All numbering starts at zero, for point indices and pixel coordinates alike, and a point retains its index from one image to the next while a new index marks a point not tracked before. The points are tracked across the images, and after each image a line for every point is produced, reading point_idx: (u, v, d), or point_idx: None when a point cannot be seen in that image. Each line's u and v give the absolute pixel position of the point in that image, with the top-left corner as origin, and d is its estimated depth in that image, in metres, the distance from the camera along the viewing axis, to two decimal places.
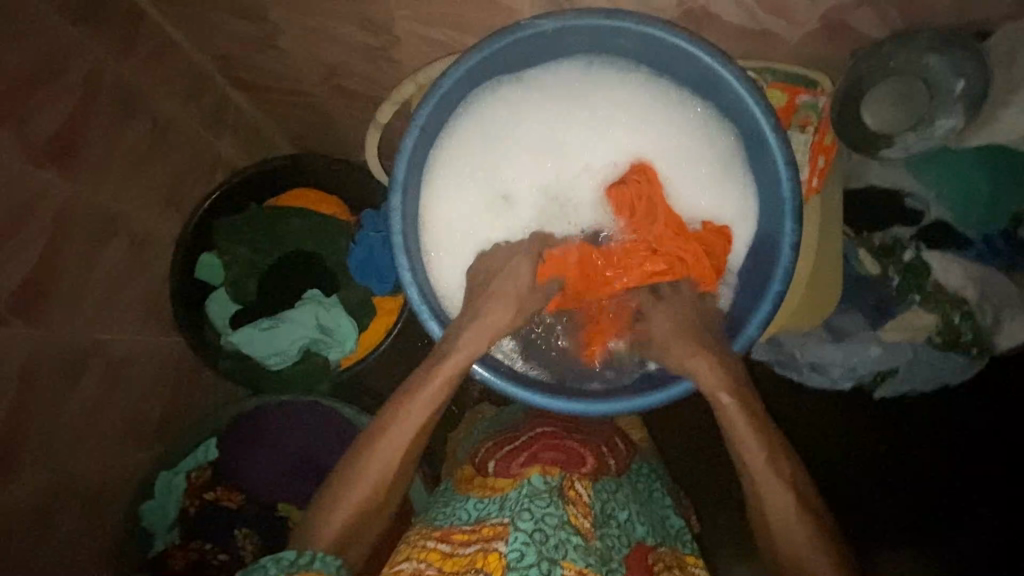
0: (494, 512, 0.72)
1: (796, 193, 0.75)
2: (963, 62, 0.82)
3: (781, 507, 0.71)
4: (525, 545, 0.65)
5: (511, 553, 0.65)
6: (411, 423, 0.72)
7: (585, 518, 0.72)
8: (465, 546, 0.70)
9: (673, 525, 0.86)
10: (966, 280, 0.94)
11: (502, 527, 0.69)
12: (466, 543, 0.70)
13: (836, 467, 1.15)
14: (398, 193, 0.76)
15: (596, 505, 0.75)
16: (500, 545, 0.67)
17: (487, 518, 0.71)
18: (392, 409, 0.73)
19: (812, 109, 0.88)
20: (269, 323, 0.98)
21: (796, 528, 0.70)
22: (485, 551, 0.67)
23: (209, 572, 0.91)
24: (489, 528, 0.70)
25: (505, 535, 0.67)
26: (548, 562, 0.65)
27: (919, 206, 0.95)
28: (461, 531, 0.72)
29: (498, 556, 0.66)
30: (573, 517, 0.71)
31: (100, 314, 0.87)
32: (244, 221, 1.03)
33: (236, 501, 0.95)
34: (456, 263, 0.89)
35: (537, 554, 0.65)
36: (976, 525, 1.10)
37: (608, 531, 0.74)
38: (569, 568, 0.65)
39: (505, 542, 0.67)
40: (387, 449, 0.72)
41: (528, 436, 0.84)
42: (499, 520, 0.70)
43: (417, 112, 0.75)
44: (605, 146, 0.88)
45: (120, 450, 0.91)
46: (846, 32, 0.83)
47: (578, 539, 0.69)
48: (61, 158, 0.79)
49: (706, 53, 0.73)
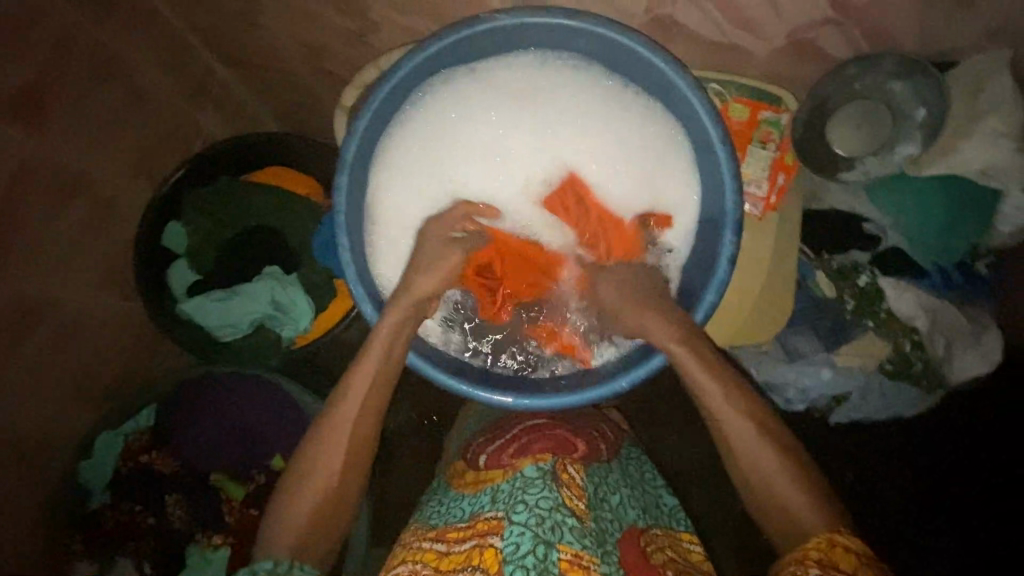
0: (486, 506, 0.70)
1: (739, 205, 0.76)
2: (926, 90, 0.82)
3: (764, 462, 0.68)
4: (522, 537, 0.64)
5: (506, 547, 0.64)
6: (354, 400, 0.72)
7: (579, 500, 0.70)
8: (460, 543, 0.68)
9: (667, 503, 0.84)
10: (918, 309, 0.93)
11: (496, 521, 0.67)
12: (460, 540, 0.68)
13: None
14: (345, 173, 0.78)
15: (589, 488, 0.73)
16: (495, 540, 0.65)
17: (480, 512, 0.70)
18: (339, 396, 0.73)
19: (775, 125, 0.89)
20: (224, 295, 1.00)
21: (784, 482, 0.67)
22: (481, 548, 0.65)
23: (134, 535, 0.92)
24: (483, 523, 0.68)
25: (499, 530, 0.66)
26: (544, 547, 0.63)
27: (877, 232, 0.94)
28: (454, 529, 0.71)
29: (495, 551, 0.64)
30: (568, 500, 0.68)
31: (57, 269, 0.88)
32: (212, 192, 1.02)
33: (169, 467, 0.96)
34: (391, 255, 0.89)
35: (532, 540, 0.63)
36: (935, 557, 1.07)
37: (602, 513, 0.71)
38: (565, 551, 0.63)
39: (500, 537, 0.65)
40: (332, 440, 0.71)
41: (516, 430, 0.81)
42: (492, 513, 0.68)
43: (372, 95, 0.77)
44: (561, 148, 0.89)
45: (64, 408, 0.92)
46: (816, 51, 0.83)
47: (574, 522, 0.66)
48: (27, 110, 0.80)
49: (661, 58, 0.75)
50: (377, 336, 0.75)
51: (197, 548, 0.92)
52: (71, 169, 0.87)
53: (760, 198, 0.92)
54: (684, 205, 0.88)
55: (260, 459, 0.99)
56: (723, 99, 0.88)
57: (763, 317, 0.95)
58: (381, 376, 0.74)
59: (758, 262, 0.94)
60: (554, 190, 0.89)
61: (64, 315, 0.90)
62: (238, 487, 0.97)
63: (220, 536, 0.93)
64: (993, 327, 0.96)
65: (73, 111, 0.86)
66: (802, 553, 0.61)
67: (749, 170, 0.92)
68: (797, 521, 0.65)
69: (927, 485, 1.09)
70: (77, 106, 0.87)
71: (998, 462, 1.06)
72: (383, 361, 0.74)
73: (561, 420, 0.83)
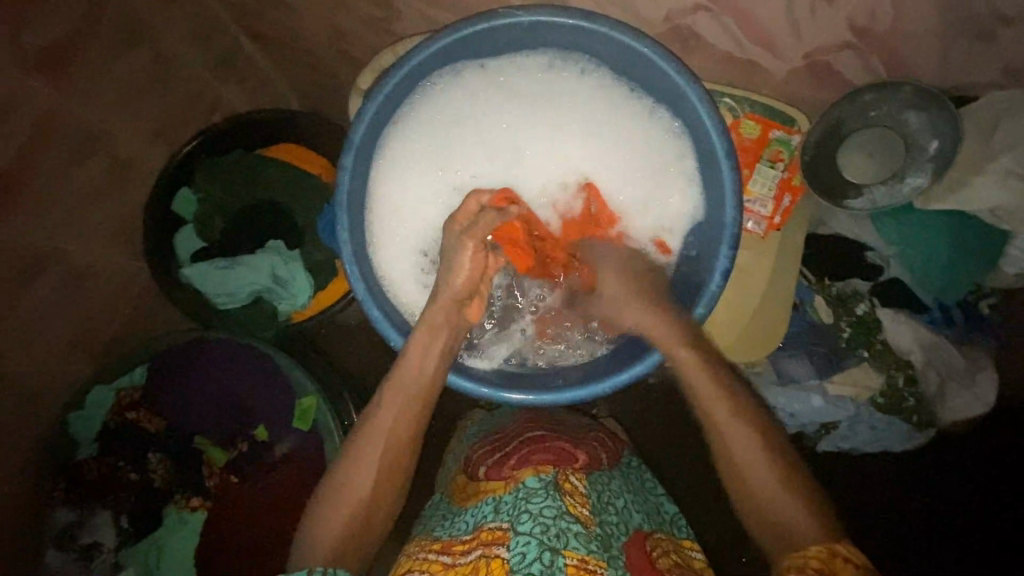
0: (489, 515, 0.70)
1: (738, 221, 0.77)
2: (941, 123, 0.81)
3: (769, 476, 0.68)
4: (527, 545, 0.63)
5: (513, 557, 0.63)
6: (386, 429, 0.72)
7: (583, 507, 0.70)
8: (465, 554, 0.68)
9: (668, 510, 0.84)
10: (914, 344, 0.93)
11: (501, 532, 0.67)
12: (466, 552, 0.68)
13: None
14: (350, 155, 0.80)
15: (592, 495, 0.73)
16: (502, 551, 0.65)
17: (484, 522, 0.70)
18: (371, 423, 0.73)
19: (785, 144, 0.88)
20: (225, 263, 1.02)
21: (776, 488, 0.68)
22: (487, 558, 0.65)
23: (116, 487, 0.95)
24: (487, 533, 0.68)
25: (505, 541, 0.65)
26: (549, 553, 0.62)
27: (879, 262, 0.94)
28: (460, 542, 0.70)
29: (501, 561, 0.64)
30: (571, 507, 0.69)
31: (67, 224, 0.90)
32: (223, 163, 1.04)
33: (156, 426, 0.99)
34: (392, 236, 0.91)
35: (538, 548, 0.63)
36: None
37: (606, 518, 0.71)
38: (571, 557, 0.62)
39: (506, 546, 0.65)
40: (371, 446, 0.71)
41: (516, 442, 0.81)
42: (496, 524, 0.68)
43: (384, 81, 0.78)
44: (567, 154, 0.91)
45: (59, 359, 0.94)
46: (833, 76, 0.83)
47: (579, 527, 0.66)
48: (54, 68, 0.82)
49: (674, 69, 0.75)
50: (411, 347, 0.76)
51: (174, 509, 0.97)
52: (88, 128, 0.89)
53: (765, 218, 0.91)
54: (679, 224, 0.89)
55: (245, 428, 1.00)
56: (735, 114, 0.88)
57: (763, 330, 0.92)
58: (420, 387, 0.75)
59: (750, 282, 0.92)
60: (567, 197, 0.92)
61: (68, 270, 0.92)
62: (217, 451, 0.99)
63: (198, 499, 0.97)
64: (990, 369, 0.96)
65: (97, 71, 0.88)
66: (802, 561, 0.62)
67: (755, 188, 0.91)
68: (791, 528, 0.66)
69: (909, 514, 1.09)
70: (100, 67, 0.88)
71: (978, 494, 1.07)
72: (421, 372, 0.75)
73: (556, 432, 0.83)
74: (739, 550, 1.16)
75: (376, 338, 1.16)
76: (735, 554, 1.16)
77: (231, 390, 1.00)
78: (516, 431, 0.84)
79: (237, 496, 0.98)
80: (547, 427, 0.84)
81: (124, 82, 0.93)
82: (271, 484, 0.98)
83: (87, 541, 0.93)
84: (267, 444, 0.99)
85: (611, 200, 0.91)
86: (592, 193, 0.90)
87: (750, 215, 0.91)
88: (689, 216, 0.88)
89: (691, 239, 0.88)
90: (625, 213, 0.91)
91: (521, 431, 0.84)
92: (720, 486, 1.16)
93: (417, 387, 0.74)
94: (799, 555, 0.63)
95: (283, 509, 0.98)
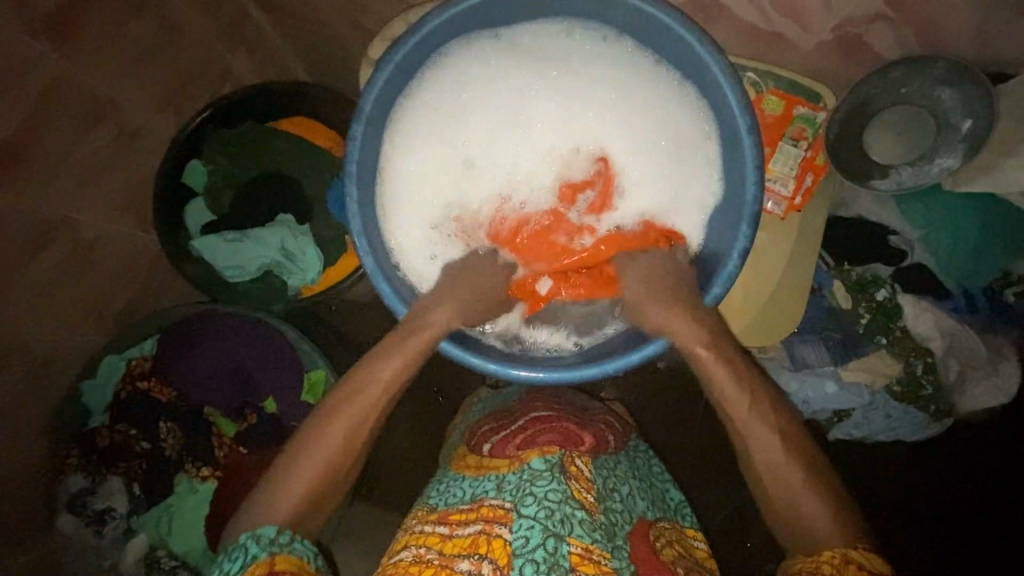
0: (491, 492, 0.70)
1: (757, 199, 0.75)
2: (974, 101, 0.78)
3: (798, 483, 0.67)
4: (531, 530, 0.64)
5: (516, 540, 0.64)
6: (376, 391, 0.72)
7: (588, 493, 0.70)
8: (463, 526, 0.67)
9: (672, 498, 0.83)
10: (935, 330, 0.90)
11: (504, 511, 0.67)
12: (464, 524, 0.68)
13: None
14: (361, 125, 0.77)
15: (597, 479, 0.72)
16: (503, 532, 0.65)
17: (484, 497, 0.69)
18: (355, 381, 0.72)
19: (809, 123, 0.84)
20: (234, 236, 1.00)
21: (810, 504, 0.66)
22: (487, 535, 0.65)
23: (127, 457, 0.96)
24: (488, 509, 0.68)
25: (509, 522, 0.66)
26: (553, 539, 0.63)
27: (903, 245, 0.91)
28: (457, 511, 0.70)
29: (503, 543, 0.65)
30: (577, 493, 0.68)
31: (78, 192, 0.89)
32: (234, 137, 1.02)
33: (167, 396, 0.99)
34: (396, 213, 0.89)
35: (542, 533, 0.64)
36: None
37: (611, 505, 0.71)
38: (575, 545, 0.63)
39: (509, 528, 0.65)
40: (354, 411, 0.71)
41: (520, 421, 0.79)
42: (499, 502, 0.68)
43: (396, 46, 0.75)
44: (580, 129, 0.88)
45: (70, 328, 0.95)
46: (861, 49, 0.80)
47: (583, 514, 0.66)
48: (63, 31, 0.80)
49: (696, 38, 0.72)
50: (418, 319, 0.76)
51: (185, 478, 0.97)
52: (101, 96, 0.88)
53: (785, 198, 0.87)
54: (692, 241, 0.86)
55: (252, 400, 1.01)
56: (758, 90, 0.84)
57: (767, 322, 0.91)
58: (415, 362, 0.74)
59: (769, 264, 0.89)
60: (574, 167, 0.88)
61: (80, 239, 0.92)
62: (227, 422, 1.01)
63: (208, 470, 0.98)
64: (1014, 360, 0.93)
65: (108, 36, 0.86)
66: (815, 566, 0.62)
67: (775, 167, 0.86)
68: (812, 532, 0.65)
69: (918, 506, 1.08)
70: (112, 33, 0.87)
71: (992, 486, 1.05)
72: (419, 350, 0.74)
73: (562, 413, 0.78)
74: (744, 537, 1.15)
75: (384, 318, 1.15)
76: (739, 542, 1.15)
77: (237, 363, 0.99)
78: (524, 408, 0.82)
79: (244, 467, 0.99)
80: (557, 410, 0.80)
81: (137, 50, 0.91)
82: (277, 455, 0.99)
83: (100, 506, 0.93)
84: (274, 418, 1.00)
85: (620, 176, 0.88)
86: (607, 172, 0.88)
87: (770, 195, 0.87)
88: (707, 197, 0.86)
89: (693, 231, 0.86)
90: (626, 205, 0.88)
91: (525, 411, 0.80)
92: (725, 473, 1.15)
93: (408, 358, 0.73)
94: (812, 559, 0.63)
95: None
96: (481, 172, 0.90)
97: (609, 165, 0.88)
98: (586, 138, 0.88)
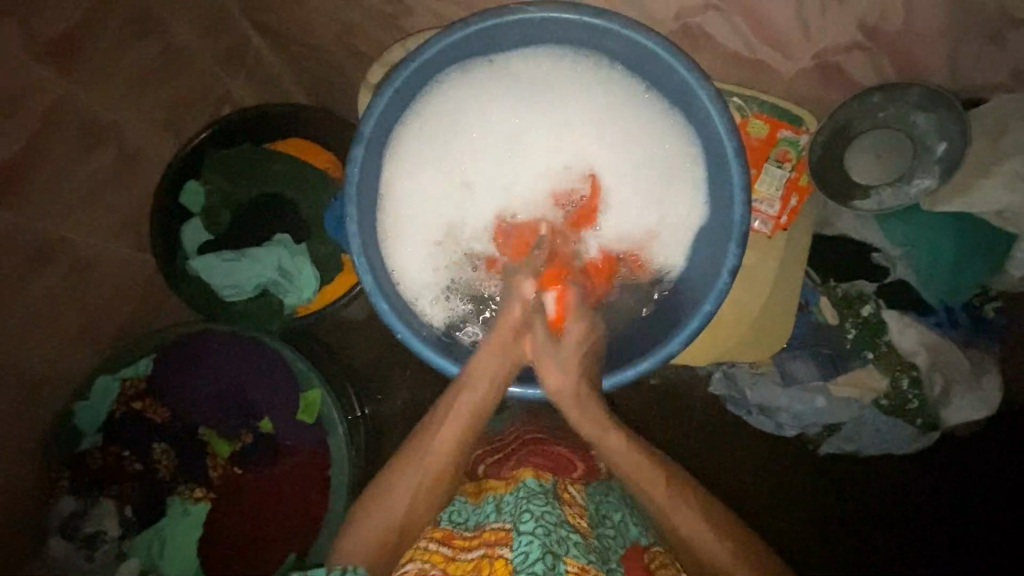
0: (492, 515, 0.70)
1: (745, 219, 0.77)
2: (949, 125, 0.82)
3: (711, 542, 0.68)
4: (530, 545, 0.64)
5: (516, 556, 0.64)
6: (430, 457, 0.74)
7: (581, 518, 0.71)
8: (466, 551, 0.68)
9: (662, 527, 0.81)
10: (919, 344, 0.92)
11: (504, 532, 0.67)
12: (467, 548, 0.69)
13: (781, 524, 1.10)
14: (360, 148, 0.79)
15: (590, 506, 0.74)
16: (505, 551, 0.65)
17: (488, 522, 0.70)
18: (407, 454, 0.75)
19: (793, 145, 0.89)
20: (231, 256, 1.00)
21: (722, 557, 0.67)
22: (490, 557, 0.66)
23: (122, 478, 0.95)
24: (491, 533, 0.68)
25: (508, 541, 0.66)
26: (552, 557, 0.63)
27: (886, 263, 0.94)
28: (462, 535, 0.71)
29: (504, 561, 0.65)
30: (571, 517, 0.69)
31: (75, 214, 0.90)
32: (232, 156, 1.03)
33: (161, 416, 0.98)
34: (395, 233, 0.91)
35: (541, 548, 0.63)
36: None
37: (604, 531, 0.72)
38: (571, 564, 0.63)
39: (509, 547, 0.65)
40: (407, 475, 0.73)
41: (516, 446, 0.82)
42: (500, 524, 0.68)
43: (395, 72, 0.78)
44: (570, 152, 0.92)
45: (64, 348, 0.95)
46: (842, 76, 0.84)
47: (578, 537, 0.67)
48: (64, 61, 0.82)
49: (684, 65, 0.75)
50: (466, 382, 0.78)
51: (179, 500, 0.96)
52: (99, 120, 0.90)
53: (772, 217, 0.91)
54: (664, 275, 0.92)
55: (249, 420, 0.99)
56: (744, 114, 0.89)
57: (755, 345, 0.94)
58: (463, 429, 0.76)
59: (757, 287, 0.92)
60: (568, 185, 0.93)
61: (75, 261, 0.92)
62: (221, 443, 0.99)
63: (202, 491, 0.97)
64: (994, 373, 0.95)
65: (107, 63, 0.88)
66: None
67: (762, 188, 0.91)
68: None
69: (913, 520, 1.08)
70: (112, 59, 0.89)
71: (984, 500, 1.06)
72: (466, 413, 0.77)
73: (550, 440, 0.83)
74: None
75: (379, 336, 1.15)
76: None
77: (232, 385, 0.99)
78: (514, 437, 0.86)
79: (237, 489, 0.98)
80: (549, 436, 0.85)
81: (134, 76, 0.93)
82: (276, 477, 0.98)
83: (91, 530, 0.92)
84: (270, 437, 0.99)
85: (611, 198, 0.92)
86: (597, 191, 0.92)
87: (757, 215, 0.91)
88: (695, 218, 0.89)
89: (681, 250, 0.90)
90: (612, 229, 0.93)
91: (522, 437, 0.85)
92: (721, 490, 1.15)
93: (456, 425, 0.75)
94: None
95: (283, 502, 0.97)
96: (475, 190, 0.93)
97: (597, 185, 0.92)
98: (576, 160, 0.92)
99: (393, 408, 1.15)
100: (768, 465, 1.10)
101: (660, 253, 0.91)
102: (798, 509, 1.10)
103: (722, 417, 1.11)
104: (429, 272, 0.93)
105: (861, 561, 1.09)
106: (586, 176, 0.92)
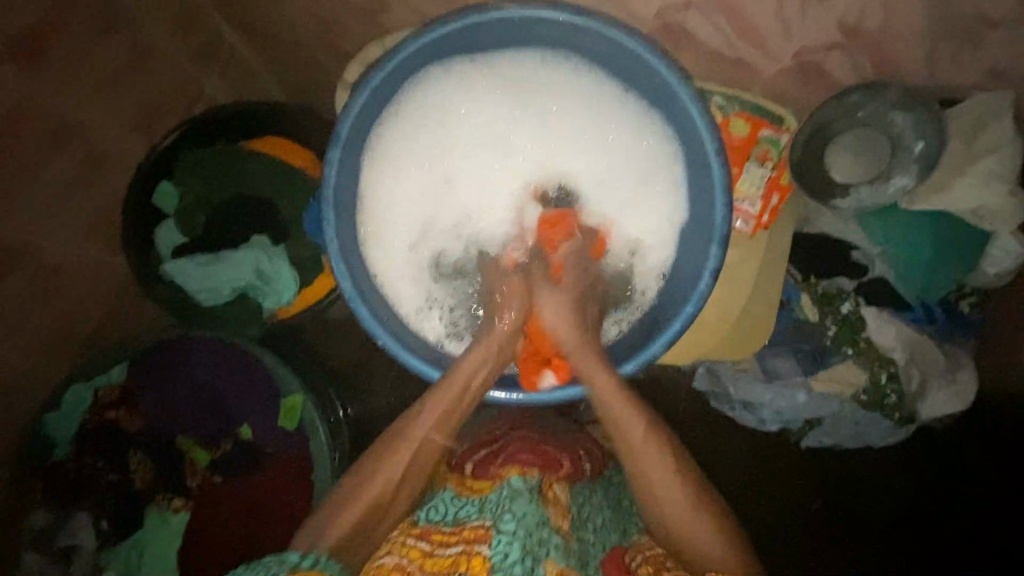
0: (473, 514, 0.68)
1: (727, 220, 0.77)
2: (925, 123, 0.83)
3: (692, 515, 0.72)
4: (510, 546, 0.62)
5: (495, 556, 0.62)
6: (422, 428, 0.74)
7: (563, 519, 0.69)
8: (445, 546, 0.65)
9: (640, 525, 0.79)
10: (896, 341, 0.93)
11: (484, 531, 0.65)
12: (445, 544, 0.65)
13: (764, 516, 1.12)
14: (338, 149, 0.78)
15: (573, 507, 0.72)
16: (484, 548, 0.63)
17: (466, 519, 0.68)
18: (401, 427, 0.74)
19: (774, 144, 0.89)
20: (208, 259, 0.98)
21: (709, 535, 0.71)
22: (469, 555, 0.63)
23: (96, 487, 0.93)
24: (470, 531, 0.66)
25: (488, 539, 0.63)
26: (531, 560, 0.61)
27: (864, 261, 0.94)
28: (441, 531, 0.67)
29: (483, 560, 0.62)
30: (553, 518, 0.67)
31: (42, 218, 0.87)
32: (206, 156, 1.00)
33: (137, 426, 0.96)
34: (374, 235, 0.90)
35: (521, 551, 0.61)
36: None
37: (585, 534, 0.70)
38: (551, 567, 0.62)
39: (489, 545, 0.63)
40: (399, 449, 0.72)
41: (506, 441, 0.82)
42: (480, 522, 0.66)
43: (373, 71, 0.76)
44: (551, 152, 0.91)
45: (34, 355, 0.92)
46: (821, 75, 0.84)
47: (559, 539, 0.65)
48: (30, 58, 0.79)
49: (665, 64, 0.75)
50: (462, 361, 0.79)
51: (156, 509, 0.94)
52: (68, 119, 0.87)
53: (753, 217, 0.91)
54: (649, 285, 0.90)
55: (229, 427, 0.97)
56: (725, 113, 0.88)
57: (737, 341, 0.95)
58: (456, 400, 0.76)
59: (738, 284, 0.94)
60: (549, 186, 0.91)
61: (43, 265, 0.90)
62: (200, 450, 0.97)
63: (181, 500, 0.95)
64: (970, 367, 0.97)
65: (74, 58, 0.85)
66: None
67: (743, 188, 0.91)
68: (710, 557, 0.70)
69: (891, 513, 1.10)
70: (79, 55, 0.86)
71: (962, 491, 1.08)
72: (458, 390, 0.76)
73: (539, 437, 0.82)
74: None
75: (363, 338, 1.13)
76: None
77: (211, 390, 0.97)
78: (502, 429, 0.86)
79: (218, 495, 0.96)
80: (535, 431, 0.85)
81: (104, 72, 0.90)
82: (254, 484, 0.96)
83: (66, 543, 0.91)
84: (251, 444, 0.97)
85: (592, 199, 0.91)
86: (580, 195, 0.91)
87: (738, 214, 0.92)
88: (678, 218, 0.88)
89: (664, 252, 0.89)
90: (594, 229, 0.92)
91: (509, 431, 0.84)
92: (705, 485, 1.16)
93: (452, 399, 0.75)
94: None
95: (263, 508, 0.96)
96: (459, 191, 0.92)
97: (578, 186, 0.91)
98: (559, 160, 0.91)
99: (377, 410, 1.13)
100: (750, 460, 1.12)
101: (644, 254, 0.91)
102: (779, 501, 1.12)
103: (706, 414, 1.12)
104: (410, 275, 0.92)
105: (841, 550, 1.11)
106: (569, 175, 0.91)
